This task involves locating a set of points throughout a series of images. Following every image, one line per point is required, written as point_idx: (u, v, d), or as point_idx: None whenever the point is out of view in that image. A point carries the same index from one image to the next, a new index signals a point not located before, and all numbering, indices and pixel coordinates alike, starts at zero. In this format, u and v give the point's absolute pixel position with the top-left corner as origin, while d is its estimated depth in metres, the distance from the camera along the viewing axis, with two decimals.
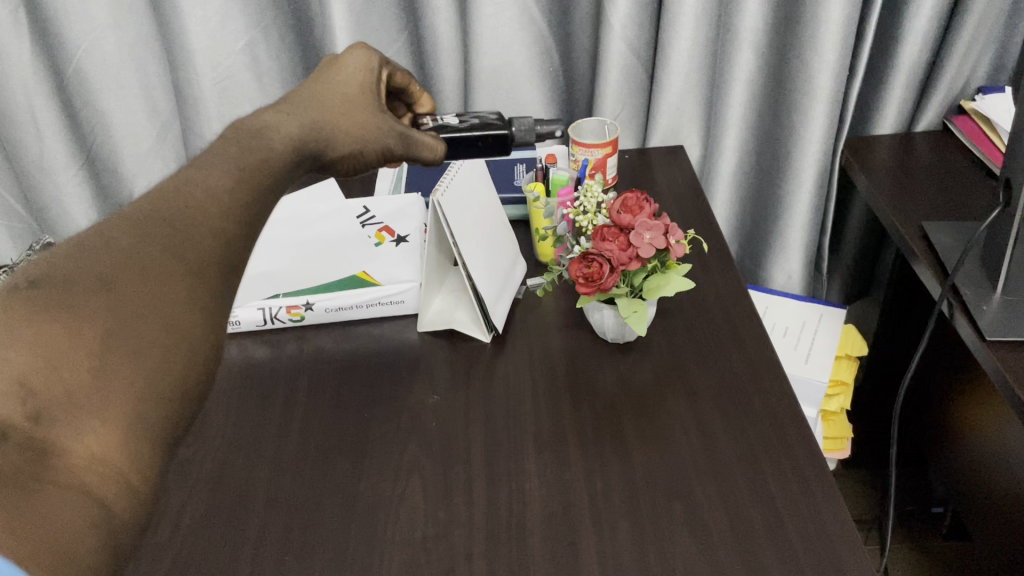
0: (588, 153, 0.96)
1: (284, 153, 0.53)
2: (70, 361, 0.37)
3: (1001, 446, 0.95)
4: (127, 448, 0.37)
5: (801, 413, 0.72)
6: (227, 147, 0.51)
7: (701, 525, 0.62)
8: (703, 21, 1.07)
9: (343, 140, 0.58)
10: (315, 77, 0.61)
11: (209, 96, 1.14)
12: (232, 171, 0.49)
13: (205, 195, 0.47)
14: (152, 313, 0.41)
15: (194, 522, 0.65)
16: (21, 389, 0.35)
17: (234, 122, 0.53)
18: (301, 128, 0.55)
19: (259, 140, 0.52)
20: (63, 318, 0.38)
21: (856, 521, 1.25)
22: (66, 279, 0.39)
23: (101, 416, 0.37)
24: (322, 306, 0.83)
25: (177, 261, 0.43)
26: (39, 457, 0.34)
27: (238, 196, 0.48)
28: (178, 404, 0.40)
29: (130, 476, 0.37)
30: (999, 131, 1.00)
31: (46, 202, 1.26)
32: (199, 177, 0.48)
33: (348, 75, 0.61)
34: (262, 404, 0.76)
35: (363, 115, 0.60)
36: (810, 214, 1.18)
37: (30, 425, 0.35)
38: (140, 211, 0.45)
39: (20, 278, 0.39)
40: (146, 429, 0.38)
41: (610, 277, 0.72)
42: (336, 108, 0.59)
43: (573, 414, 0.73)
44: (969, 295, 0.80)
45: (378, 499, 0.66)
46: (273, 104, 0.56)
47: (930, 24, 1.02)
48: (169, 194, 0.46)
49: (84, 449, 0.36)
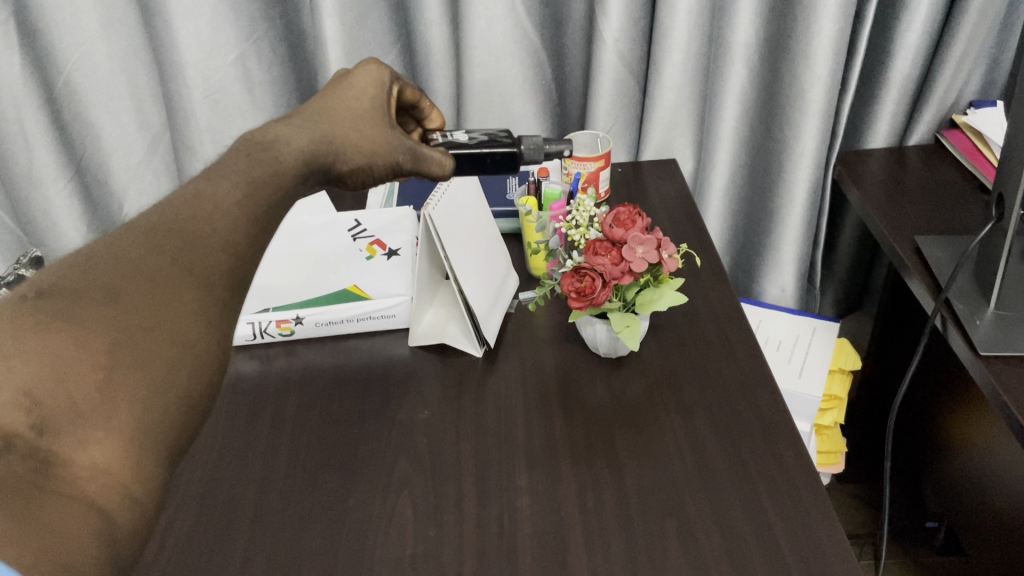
0: (581, 166, 0.96)
1: (293, 168, 0.51)
2: (75, 372, 0.37)
3: (999, 465, 0.94)
4: (131, 459, 0.37)
5: (796, 429, 0.71)
6: (237, 160, 0.49)
7: (694, 542, 0.62)
8: (696, 36, 1.08)
9: (352, 153, 0.56)
10: (326, 90, 0.60)
11: (200, 108, 1.13)
12: (241, 184, 0.48)
13: (213, 207, 0.46)
14: (159, 326, 0.41)
15: (180, 541, 0.64)
16: (25, 399, 0.35)
17: (245, 135, 0.52)
18: (311, 143, 0.54)
19: (268, 153, 0.51)
20: (69, 330, 0.38)
21: (849, 535, 1.24)
22: (75, 291, 0.40)
23: (105, 426, 0.37)
24: (312, 320, 0.82)
25: (184, 273, 0.43)
26: (44, 467, 0.35)
27: (247, 207, 0.47)
28: (183, 416, 0.40)
29: (133, 486, 0.37)
30: (991, 146, 1.00)
31: (34, 215, 1.24)
32: (207, 190, 0.47)
33: (359, 89, 0.60)
34: (250, 419, 0.75)
35: (372, 129, 0.58)
36: (803, 228, 1.18)
37: (34, 436, 0.35)
38: (150, 222, 0.44)
39: (28, 289, 0.39)
40: (150, 440, 0.38)
41: (603, 292, 0.72)
42: (345, 121, 0.57)
43: (565, 429, 0.72)
44: (963, 309, 0.80)
45: (366, 516, 0.65)
46: (284, 118, 0.55)
47: (922, 39, 1.03)
48: (181, 205, 0.46)
49: (88, 459, 0.36)
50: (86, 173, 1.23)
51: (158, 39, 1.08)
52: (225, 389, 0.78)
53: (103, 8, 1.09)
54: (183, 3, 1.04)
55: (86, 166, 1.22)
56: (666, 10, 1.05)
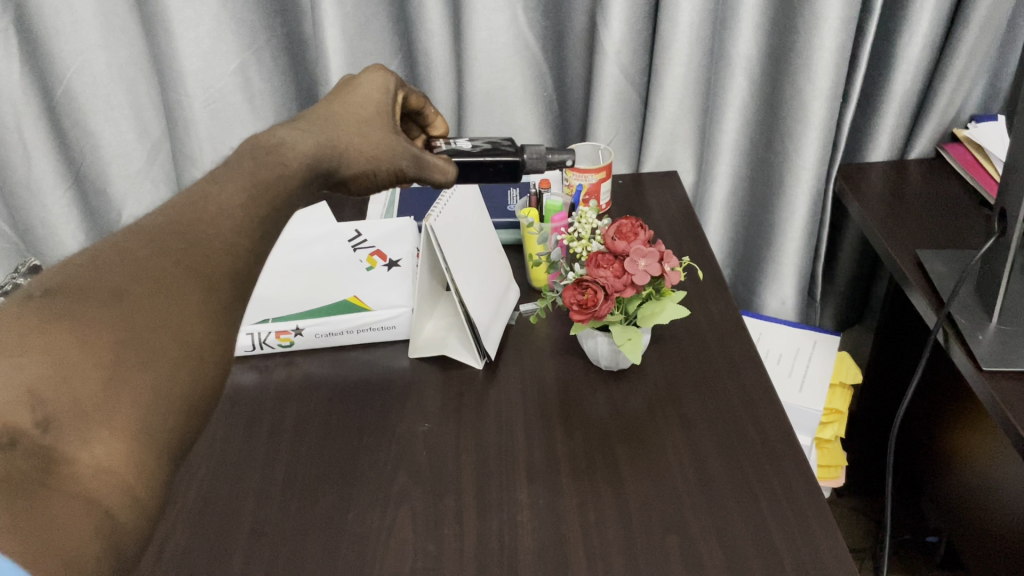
0: (582, 178, 0.96)
1: (298, 172, 0.51)
2: (80, 370, 0.37)
3: (1000, 481, 0.94)
4: (134, 458, 0.36)
5: (799, 444, 0.71)
6: (242, 163, 0.49)
7: (696, 559, 0.61)
8: (698, 48, 1.08)
9: (357, 158, 0.56)
10: (331, 95, 0.60)
11: (200, 118, 1.13)
12: (245, 187, 0.47)
13: (218, 210, 0.46)
14: (164, 325, 0.40)
15: (177, 554, 0.63)
16: (30, 397, 0.35)
17: (250, 137, 0.52)
18: (315, 147, 0.53)
19: (273, 156, 0.50)
20: (75, 329, 0.38)
21: (850, 549, 1.25)
22: (80, 291, 0.39)
23: (109, 425, 0.36)
24: (311, 331, 0.82)
25: (188, 273, 0.42)
26: (46, 465, 0.34)
27: (252, 210, 0.47)
28: (185, 416, 0.40)
29: (134, 485, 0.36)
30: (993, 160, 1.00)
31: (32, 223, 1.23)
32: (213, 191, 0.47)
33: (364, 96, 0.60)
34: (248, 431, 0.75)
35: (376, 134, 0.58)
36: (804, 239, 1.18)
37: (39, 432, 0.34)
38: (154, 224, 0.44)
39: (35, 288, 0.39)
40: (153, 439, 0.38)
41: (605, 305, 0.71)
42: (350, 127, 0.57)
43: (566, 442, 0.72)
44: (965, 324, 0.79)
45: (365, 530, 0.64)
46: (289, 121, 0.55)
47: (923, 52, 1.03)
48: (185, 205, 0.45)
49: (91, 457, 0.35)
50: (85, 181, 1.23)
51: (159, 48, 1.08)
52: (223, 399, 0.77)
53: (102, 17, 1.09)
54: (184, 13, 1.04)
55: (85, 174, 1.22)
56: (668, 22, 1.05)
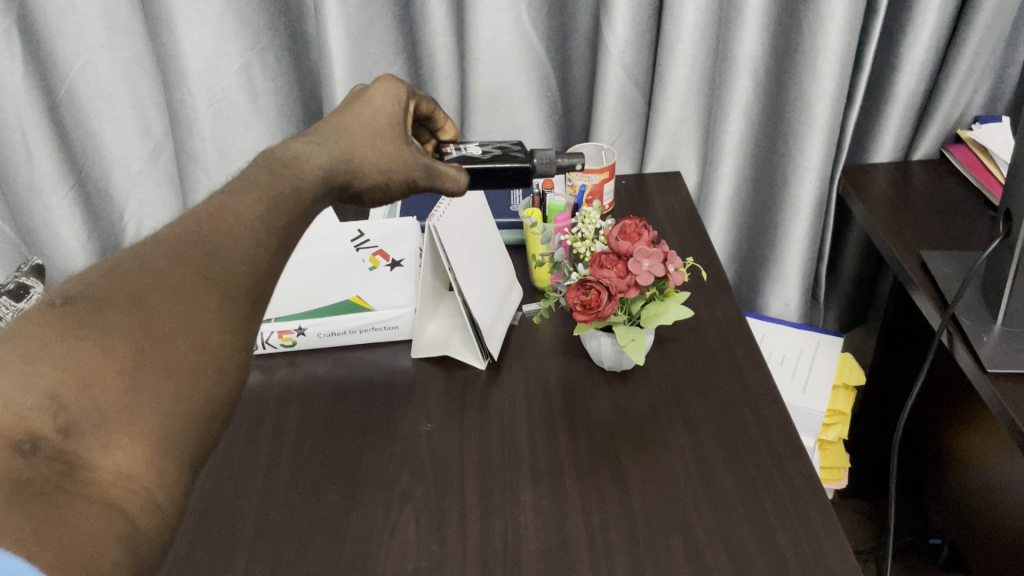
0: (586, 178, 0.96)
1: (313, 184, 0.51)
2: (101, 378, 0.36)
3: (1002, 487, 0.94)
4: (154, 464, 0.36)
5: (802, 445, 0.70)
6: (260, 175, 0.49)
7: (701, 561, 0.61)
8: (704, 47, 1.07)
9: (371, 171, 0.55)
10: (342, 108, 0.59)
11: (203, 117, 1.12)
12: (263, 201, 0.47)
13: (235, 222, 0.45)
14: (182, 333, 0.40)
15: (180, 556, 0.63)
16: (53, 403, 0.35)
17: (265, 151, 0.52)
18: (330, 160, 0.53)
19: (289, 169, 0.50)
20: (95, 337, 0.37)
21: (855, 550, 1.25)
22: (100, 300, 0.39)
23: (130, 431, 0.36)
24: (314, 331, 0.82)
25: (206, 282, 0.42)
26: (69, 471, 0.34)
27: (269, 222, 0.46)
28: (206, 423, 0.40)
29: (156, 491, 0.36)
30: (998, 162, 1.00)
31: (35, 224, 1.23)
32: (231, 203, 0.46)
33: (377, 107, 0.59)
34: (252, 431, 0.74)
35: (390, 146, 0.57)
36: (808, 241, 1.17)
37: (61, 438, 0.34)
38: (174, 234, 0.44)
39: (55, 295, 0.39)
40: (175, 445, 0.38)
41: (609, 305, 0.71)
42: (363, 139, 0.56)
43: (571, 442, 0.71)
44: (970, 325, 0.79)
45: (367, 530, 0.64)
46: (304, 134, 0.54)
47: (928, 52, 1.03)
48: (201, 219, 0.45)
49: (111, 463, 0.35)
50: (87, 182, 1.23)
51: (162, 48, 1.08)
52: None
53: (106, 17, 1.08)
54: (188, 13, 1.04)
55: (88, 175, 1.22)
56: (672, 22, 1.05)
